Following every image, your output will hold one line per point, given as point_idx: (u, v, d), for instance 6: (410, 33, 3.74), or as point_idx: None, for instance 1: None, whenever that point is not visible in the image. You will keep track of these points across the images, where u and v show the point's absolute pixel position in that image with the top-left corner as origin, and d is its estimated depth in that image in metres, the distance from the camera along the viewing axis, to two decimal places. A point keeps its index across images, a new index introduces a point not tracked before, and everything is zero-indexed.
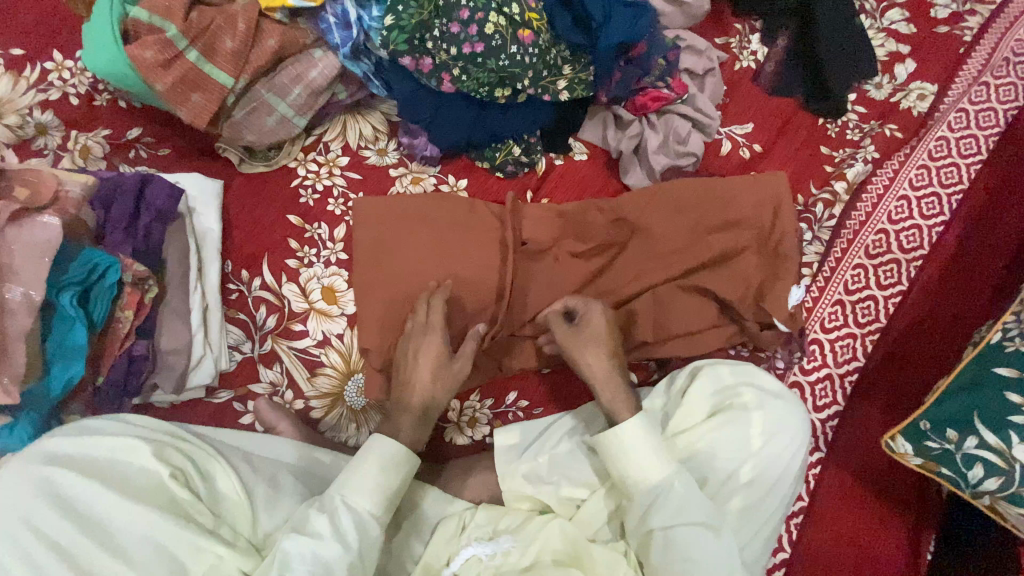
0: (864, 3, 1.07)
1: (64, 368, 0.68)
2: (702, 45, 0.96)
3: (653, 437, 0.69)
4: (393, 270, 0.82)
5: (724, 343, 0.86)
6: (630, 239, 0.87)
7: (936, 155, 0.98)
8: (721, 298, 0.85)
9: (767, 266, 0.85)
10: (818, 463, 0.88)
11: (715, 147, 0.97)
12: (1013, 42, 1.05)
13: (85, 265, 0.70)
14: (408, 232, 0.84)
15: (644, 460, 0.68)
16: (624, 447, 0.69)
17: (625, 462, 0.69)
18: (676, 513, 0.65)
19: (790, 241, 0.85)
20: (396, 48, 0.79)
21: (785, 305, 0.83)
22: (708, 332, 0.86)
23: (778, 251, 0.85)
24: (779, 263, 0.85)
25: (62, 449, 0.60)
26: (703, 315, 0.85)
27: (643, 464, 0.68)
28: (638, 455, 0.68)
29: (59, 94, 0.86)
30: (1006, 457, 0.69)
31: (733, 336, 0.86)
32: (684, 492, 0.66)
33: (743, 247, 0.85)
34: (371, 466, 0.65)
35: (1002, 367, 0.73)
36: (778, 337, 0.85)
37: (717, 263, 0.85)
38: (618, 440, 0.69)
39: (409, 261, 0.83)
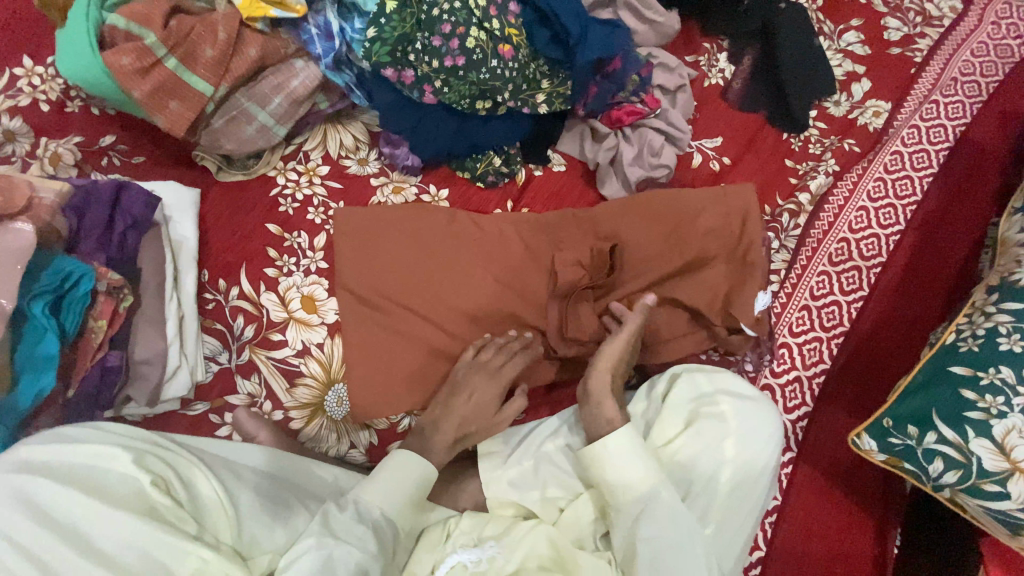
0: (822, 26, 1.14)
1: (33, 381, 0.65)
2: (673, 63, 1.01)
3: (639, 448, 0.71)
4: (378, 275, 0.84)
5: (694, 348, 0.89)
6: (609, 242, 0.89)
7: (892, 168, 1.04)
8: (689, 306, 0.88)
9: (735, 274, 0.89)
10: (790, 462, 0.91)
11: (686, 160, 1.01)
12: (959, 64, 1.13)
13: (58, 274, 0.68)
14: (396, 244, 0.85)
15: (630, 468, 0.71)
16: (610, 458, 0.71)
17: (614, 473, 0.71)
18: (656, 522, 0.68)
19: (757, 246, 0.89)
20: (378, 60, 0.80)
21: (751, 311, 0.86)
22: (678, 341, 0.89)
23: (747, 259, 0.89)
24: (747, 271, 0.89)
25: (35, 458, 0.58)
26: (673, 324, 0.88)
27: (629, 474, 0.70)
28: (621, 464, 0.71)
29: (29, 100, 0.84)
30: (963, 451, 0.74)
31: (704, 341, 0.89)
32: (670, 500, 0.69)
33: (712, 257, 0.89)
34: (379, 479, 0.71)
35: (957, 365, 0.78)
36: (746, 341, 0.88)
37: (686, 272, 0.89)
38: (606, 450, 0.71)
39: (393, 267, 0.85)
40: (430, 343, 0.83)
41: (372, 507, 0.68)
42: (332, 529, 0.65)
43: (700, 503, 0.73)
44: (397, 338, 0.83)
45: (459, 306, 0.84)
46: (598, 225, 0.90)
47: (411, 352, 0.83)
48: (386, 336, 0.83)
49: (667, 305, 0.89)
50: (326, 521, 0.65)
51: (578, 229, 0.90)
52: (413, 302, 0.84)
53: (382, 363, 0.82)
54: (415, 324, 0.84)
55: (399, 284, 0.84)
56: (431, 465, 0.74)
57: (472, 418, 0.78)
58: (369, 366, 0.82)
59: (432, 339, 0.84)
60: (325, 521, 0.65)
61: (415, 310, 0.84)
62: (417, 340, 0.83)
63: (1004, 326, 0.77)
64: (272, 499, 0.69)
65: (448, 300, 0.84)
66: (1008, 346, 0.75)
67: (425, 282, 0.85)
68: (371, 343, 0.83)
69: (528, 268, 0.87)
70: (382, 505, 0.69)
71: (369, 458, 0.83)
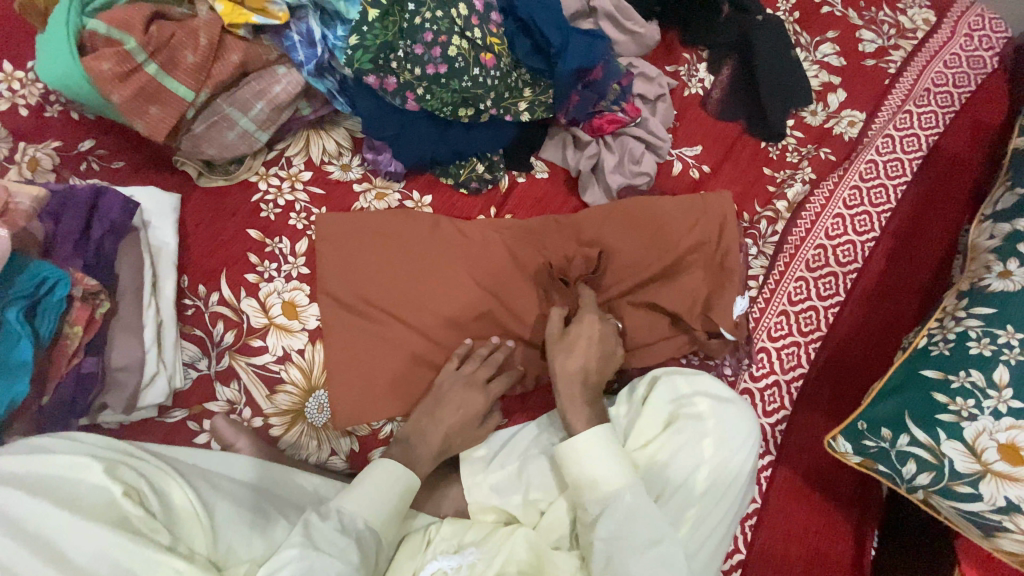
0: (799, 38, 1.17)
1: (6, 388, 0.64)
2: (652, 72, 1.03)
3: (611, 448, 0.72)
4: (361, 281, 0.84)
5: (675, 352, 0.89)
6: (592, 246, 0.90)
7: (867, 177, 1.07)
8: (668, 311, 0.89)
9: (713, 280, 0.90)
10: (769, 466, 0.92)
11: (667, 168, 1.02)
12: (931, 75, 1.17)
13: (34, 279, 0.66)
14: (380, 251, 0.86)
15: (600, 468, 0.71)
16: (578, 456, 0.72)
17: (583, 470, 0.71)
18: (621, 521, 0.68)
19: (734, 252, 0.91)
20: (361, 67, 0.81)
21: (730, 314, 0.87)
22: (660, 345, 0.89)
23: (724, 265, 0.91)
24: (724, 276, 0.90)
25: (5, 469, 0.57)
26: (654, 329, 0.89)
27: (597, 471, 0.71)
28: (589, 461, 0.71)
29: (8, 105, 0.83)
30: (935, 453, 0.75)
31: (684, 345, 0.89)
32: (633, 502, 0.68)
33: (691, 263, 0.90)
34: (364, 487, 0.71)
35: (928, 369, 0.80)
36: (725, 345, 0.88)
37: (664, 278, 0.90)
38: (580, 449, 0.72)
39: (375, 274, 0.85)
40: (419, 350, 0.84)
41: (352, 513, 0.68)
42: (312, 538, 0.64)
43: (676, 502, 0.74)
44: (384, 345, 0.83)
45: (448, 314, 0.85)
46: (579, 233, 0.91)
47: (399, 359, 0.83)
48: (374, 343, 0.83)
49: (648, 309, 0.89)
50: (307, 528, 0.65)
51: (562, 237, 0.91)
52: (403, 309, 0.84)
53: (370, 371, 0.82)
54: (397, 330, 0.84)
55: (389, 293, 0.84)
56: (416, 477, 0.75)
57: (458, 434, 0.79)
58: (356, 374, 0.82)
59: (420, 346, 0.84)
60: (307, 532, 0.64)
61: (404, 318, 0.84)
62: (409, 345, 0.83)
63: (974, 330, 0.79)
64: (250, 508, 0.69)
65: (437, 308, 0.84)
66: (978, 350, 0.78)
67: (414, 289, 0.85)
68: (356, 349, 0.83)
69: (510, 274, 0.88)
70: (372, 509, 0.70)
71: (350, 465, 0.83)
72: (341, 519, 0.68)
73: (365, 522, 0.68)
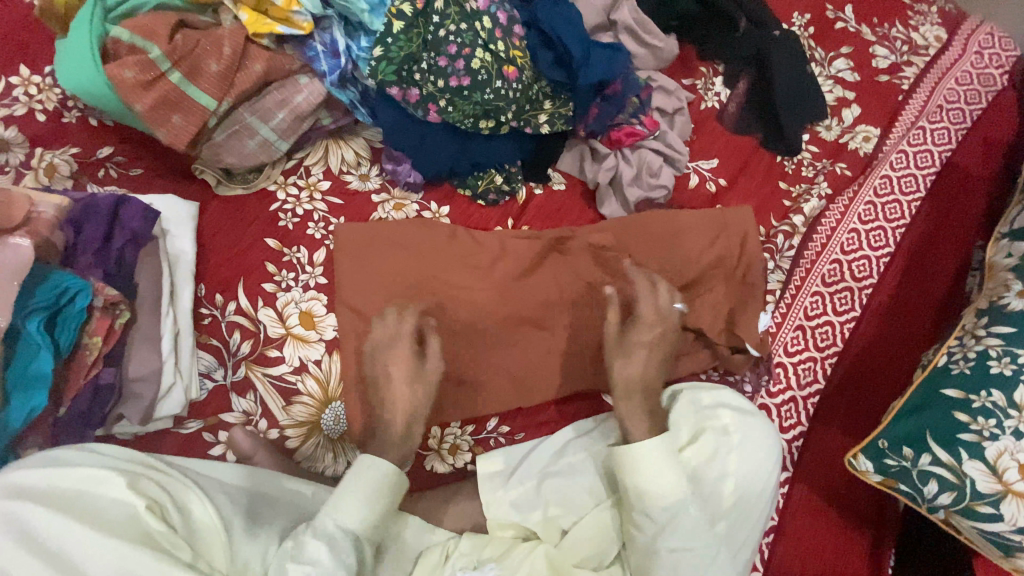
0: (813, 53, 1.17)
1: (24, 401, 0.63)
2: (671, 86, 1.03)
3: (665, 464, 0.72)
4: (381, 292, 0.84)
5: (695, 367, 0.90)
6: (615, 257, 0.89)
7: (882, 192, 1.07)
8: (692, 328, 0.89)
9: (734, 292, 0.91)
10: (787, 483, 0.91)
11: (684, 181, 1.02)
12: (944, 92, 1.17)
13: (54, 289, 0.66)
14: (397, 261, 0.85)
15: (656, 482, 0.71)
16: (636, 468, 0.72)
17: (640, 479, 0.71)
18: (684, 533, 0.70)
19: (759, 262, 0.93)
20: (384, 78, 0.81)
21: (756, 331, 0.89)
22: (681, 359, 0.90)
23: (746, 280, 0.92)
24: (746, 289, 0.92)
25: (27, 482, 0.56)
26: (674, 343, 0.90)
27: (655, 484, 0.71)
28: (649, 472, 0.71)
29: (25, 109, 0.82)
30: (958, 473, 0.75)
31: (705, 360, 0.91)
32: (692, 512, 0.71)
33: (712, 277, 0.91)
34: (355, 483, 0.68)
35: (950, 388, 0.79)
36: (748, 359, 0.90)
37: (688, 290, 0.90)
38: (638, 459, 0.72)
39: (394, 285, 0.84)
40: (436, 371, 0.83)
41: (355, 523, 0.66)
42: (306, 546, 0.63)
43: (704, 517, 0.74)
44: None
45: (476, 328, 0.85)
46: (601, 247, 0.89)
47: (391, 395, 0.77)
48: (400, 356, 0.82)
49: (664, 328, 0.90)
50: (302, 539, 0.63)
51: (581, 254, 0.89)
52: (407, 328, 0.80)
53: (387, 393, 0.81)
54: None
55: (413, 311, 0.84)
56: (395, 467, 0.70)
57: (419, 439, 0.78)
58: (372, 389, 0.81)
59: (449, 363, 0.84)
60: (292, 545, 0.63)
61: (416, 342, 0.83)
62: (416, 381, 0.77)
63: (994, 349, 0.79)
64: (261, 518, 0.68)
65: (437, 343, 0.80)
66: (998, 369, 0.77)
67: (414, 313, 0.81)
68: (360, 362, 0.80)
69: (532, 287, 0.87)
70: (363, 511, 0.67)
71: None
72: (334, 533, 0.65)
73: (364, 527, 0.67)
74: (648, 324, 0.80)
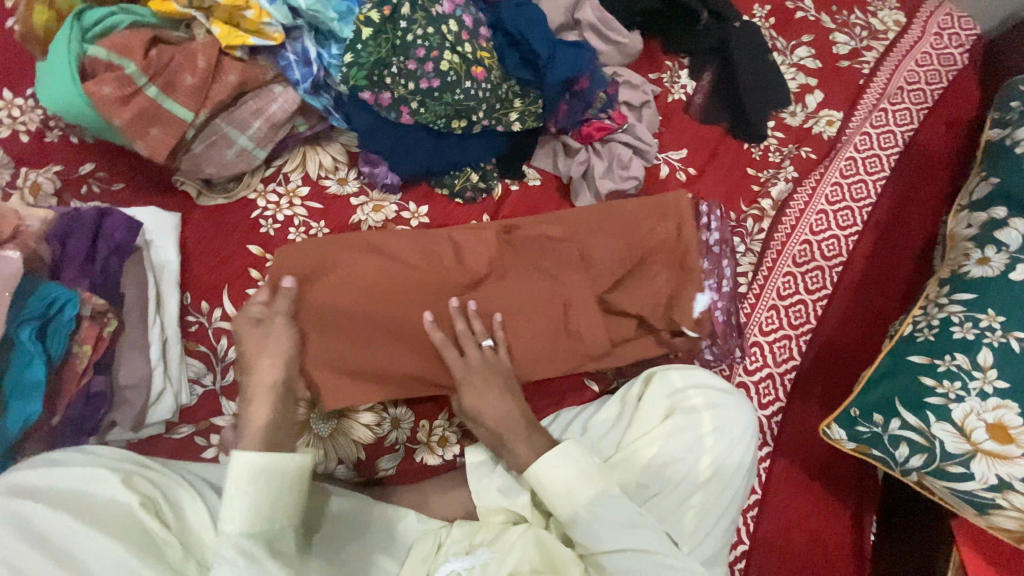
0: (776, 42, 1.21)
1: (22, 407, 0.65)
2: (637, 80, 1.06)
3: (568, 469, 0.72)
4: (331, 282, 0.77)
5: (642, 353, 0.91)
6: (567, 248, 0.85)
7: (847, 173, 1.10)
8: (632, 313, 0.89)
9: (676, 278, 0.90)
10: (768, 457, 0.94)
11: (654, 171, 1.06)
12: (904, 73, 1.21)
13: (44, 300, 0.68)
14: (342, 254, 0.78)
15: (565, 486, 0.72)
16: (545, 478, 0.72)
17: (550, 489, 0.72)
18: (597, 536, 0.70)
19: (694, 249, 0.89)
20: (356, 84, 0.83)
21: (691, 312, 0.89)
22: (626, 346, 0.90)
23: (685, 264, 0.89)
24: (685, 274, 0.89)
25: (26, 480, 0.58)
26: (621, 329, 0.90)
27: (566, 491, 0.71)
28: (554, 483, 0.72)
29: (7, 131, 0.84)
30: (926, 435, 0.78)
31: (650, 346, 0.91)
32: (592, 515, 0.70)
33: (653, 263, 0.89)
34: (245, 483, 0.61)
35: (915, 355, 0.83)
36: (689, 341, 0.91)
37: (625, 280, 0.89)
38: (537, 476, 0.73)
39: (348, 270, 0.78)
40: (346, 366, 0.78)
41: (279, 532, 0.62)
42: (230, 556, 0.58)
43: (680, 493, 0.78)
44: (366, 347, 0.79)
45: (414, 315, 0.79)
46: (551, 240, 0.85)
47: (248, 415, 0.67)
48: (354, 340, 0.78)
49: (608, 314, 0.89)
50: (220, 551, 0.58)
51: (539, 244, 0.85)
52: (261, 321, 0.72)
53: (315, 385, 0.77)
54: (373, 330, 0.79)
55: (346, 293, 0.77)
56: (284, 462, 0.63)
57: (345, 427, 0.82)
58: (310, 373, 0.76)
59: (392, 349, 0.79)
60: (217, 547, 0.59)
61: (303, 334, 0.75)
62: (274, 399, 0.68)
63: (957, 315, 0.82)
64: None
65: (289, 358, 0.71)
66: (961, 334, 0.80)
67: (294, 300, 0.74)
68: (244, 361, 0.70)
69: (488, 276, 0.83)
70: (253, 517, 0.61)
71: (358, 473, 0.83)
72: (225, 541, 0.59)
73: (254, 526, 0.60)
74: (466, 384, 0.78)
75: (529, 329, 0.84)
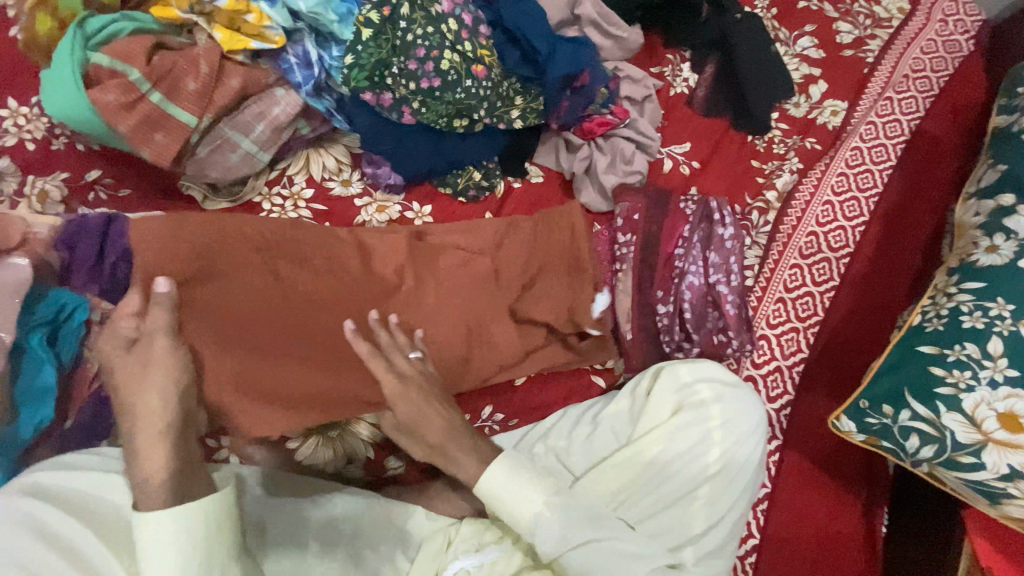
0: (778, 33, 1.20)
1: (33, 412, 0.67)
2: (638, 75, 1.06)
3: (521, 477, 0.71)
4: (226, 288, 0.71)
5: (550, 361, 0.90)
6: (477, 260, 0.86)
7: (853, 163, 1.09)
8: (541, 322, 0.88)
9: (572, 282, 0.89)
10: (777, 450, 0.94)
11: (658, 166, 1.05)
12: (909, 61, 1.20)
13: (53, 306, 0.70)
14: (237, 263, 0.72)
15: (519, 497, 0.70)
16: (500, 490, 0.71)
17: (505, 501, 0.70)
18: (560, 541, 0.69)
19: (586, 251, 0.88)
20: (357, 85, 0.84)
21: (591, 313, 0.87)
22: (538, 354, 0.89)
23: (582, 267, 0.88)
24: (582, 276, 0.88)
25: (41, 481, 0.60)
26: (529, 339, 0.88)
27: (522, 501, 0.70)
28: (507, 495, 0.70)
29: (14, 140, 0.85)
30: (937, 426, 0.78)
31: (557, 352, 0.90)
32: (553, 520, 0.69)
33: (555, 270, 0.89)
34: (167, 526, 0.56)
35: (925, 345, 0.82)
36: (597, 346, 0.90)
37: (529, 288, 0.88)
38: (491, 489, 0.71)
39: (242, 277, 0.73)
40: (257, 387, 0.71)
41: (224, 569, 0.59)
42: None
43: (686, 488, 0.78)
44: (273, 358, 0.73)
45: (315, 328, 0.76)
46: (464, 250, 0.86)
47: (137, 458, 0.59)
48: (257, 352, 0.72)
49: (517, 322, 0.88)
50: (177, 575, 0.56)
51: (448, 252, 0.85)
52: (138, 348, 0.62)
53: (216, 410, 0.68)
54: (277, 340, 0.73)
55: (238, 298, 0.72)
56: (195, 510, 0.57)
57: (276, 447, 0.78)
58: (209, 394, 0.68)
59: (296, 361, 0.74)
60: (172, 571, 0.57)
61: (194, 353, 0.66)
62: (167, 437, 0.59)
63: (966, 304, 0.81)
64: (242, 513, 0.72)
65: (178, 382, 0.62)
66: (971, 324, 0.80)
67: (173, 309, 0.65)
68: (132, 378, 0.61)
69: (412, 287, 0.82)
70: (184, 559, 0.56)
71: (367, 473, 0.83)
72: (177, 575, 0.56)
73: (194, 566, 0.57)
74: (399, 397, 0.74)
75: (448, 339, 0.82)
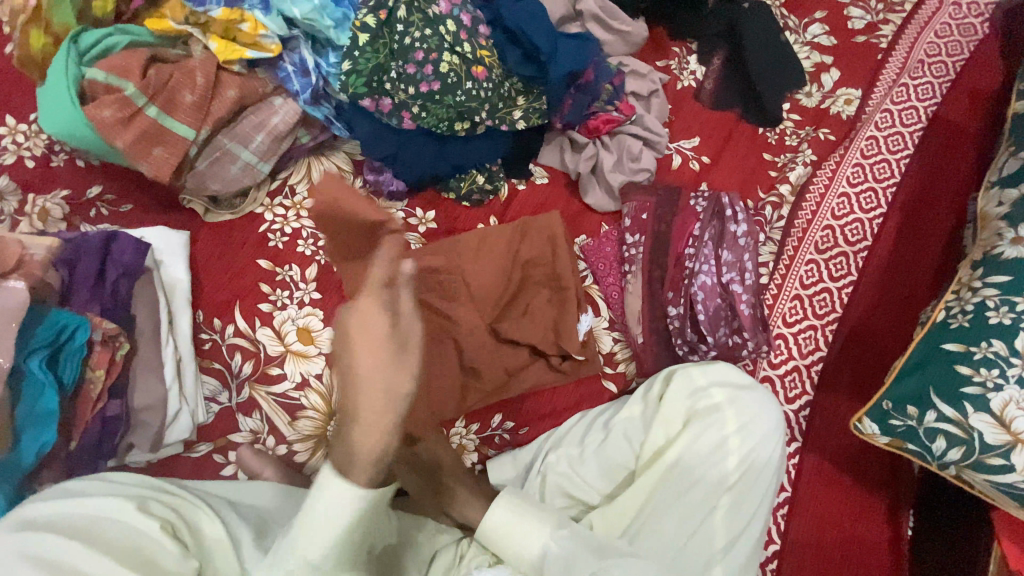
0: (788, 20, 1.16)
1: (35, 437, 0.65)
2: (643, 69, 1.03)
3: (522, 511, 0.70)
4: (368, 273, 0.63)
5: (538, 378, 0.89)
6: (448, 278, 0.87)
7: (868, 153, 1.06)
8: (524, 342, 0.88)
9: (555, 300, 0.90)
10: (797, 453, 0.92)
11: (666, 162, 1.03)
12: (924, 46, 1.16)
13: (52, 328, 0.68)
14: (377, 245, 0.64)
15: (521, 534, 0.69)
16: (501, 530, 0.70)
17: (509, 543, 0.69)
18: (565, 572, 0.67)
19: (567, 269, 0.91)
20: (356, 92, 0.82)
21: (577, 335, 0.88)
22: (524, 371, 0.89)
23: (562, 284, 0.90)
24: (565, 296, 0.90)
25: (40, 511, 0.57)
26: (515, 357, 0.88)
27: (522, 537, 0.69)
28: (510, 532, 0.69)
29: (14, 158, 0.85)
30: (964, 427, 0.74)
31: (543, 372, 0.89)
32: (560, 551, 0.68)
33: (531, 286, 0.91)
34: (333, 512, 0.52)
35: (949, 342, 0.79)
36: (578, 365, 0.90)
37: (508, 310, 0.89)
38: (495, 526, 0.70)
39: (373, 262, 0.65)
40: None
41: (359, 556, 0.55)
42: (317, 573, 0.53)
43: (706, 498, 0.75)
44: None
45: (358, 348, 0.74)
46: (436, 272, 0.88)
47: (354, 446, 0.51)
48: None
49: (499, 345, 0.88)
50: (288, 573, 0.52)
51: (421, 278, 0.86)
52: (400, 321, 0.53)
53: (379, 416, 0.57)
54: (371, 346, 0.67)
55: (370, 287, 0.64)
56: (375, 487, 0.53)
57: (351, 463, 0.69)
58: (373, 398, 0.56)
59: None
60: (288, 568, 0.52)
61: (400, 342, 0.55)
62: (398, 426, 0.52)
63: (992, 300, 0.78)
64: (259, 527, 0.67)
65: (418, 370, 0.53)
66: (997, 320, 0.76)
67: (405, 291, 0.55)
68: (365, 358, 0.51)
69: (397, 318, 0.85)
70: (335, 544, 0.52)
71: None
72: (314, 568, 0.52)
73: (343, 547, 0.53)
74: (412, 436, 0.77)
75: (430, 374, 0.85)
